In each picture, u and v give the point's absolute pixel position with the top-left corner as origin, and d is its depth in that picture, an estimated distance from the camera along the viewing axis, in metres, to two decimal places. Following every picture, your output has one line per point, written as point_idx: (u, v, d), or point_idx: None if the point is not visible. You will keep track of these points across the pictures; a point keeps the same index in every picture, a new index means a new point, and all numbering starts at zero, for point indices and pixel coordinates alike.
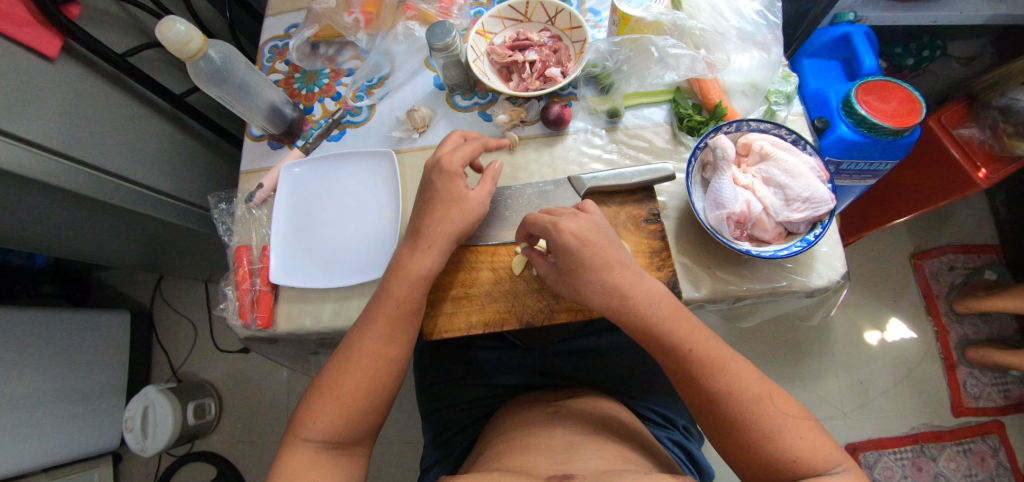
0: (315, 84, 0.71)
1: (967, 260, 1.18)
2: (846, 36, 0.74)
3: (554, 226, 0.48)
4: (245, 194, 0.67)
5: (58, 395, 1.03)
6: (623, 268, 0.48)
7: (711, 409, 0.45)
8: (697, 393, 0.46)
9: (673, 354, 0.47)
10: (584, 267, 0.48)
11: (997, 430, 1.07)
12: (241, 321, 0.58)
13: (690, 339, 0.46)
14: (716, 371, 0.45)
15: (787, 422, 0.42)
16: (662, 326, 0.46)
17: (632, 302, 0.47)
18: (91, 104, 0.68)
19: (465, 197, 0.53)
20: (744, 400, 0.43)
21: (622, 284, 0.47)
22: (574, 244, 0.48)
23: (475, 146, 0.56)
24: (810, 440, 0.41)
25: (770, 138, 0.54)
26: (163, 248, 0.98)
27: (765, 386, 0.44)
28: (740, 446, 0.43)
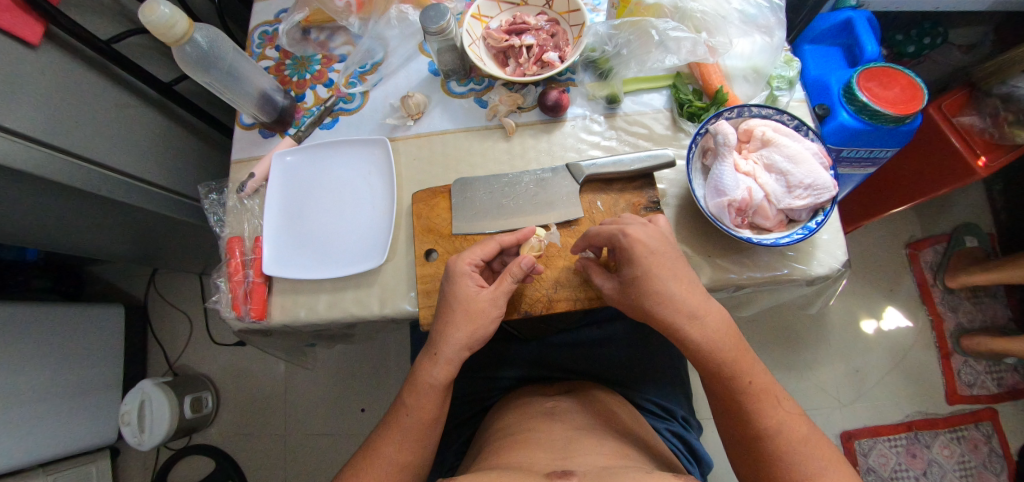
0: (307, 71, 0.69)
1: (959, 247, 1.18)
2: (848, 21, 0.71)
3: (625, 234, 0.47)
4: (236, 183, 0.65)
5: (52, 390, 1.01)
6: (671, 281, 0.46)
7: (755, 444, 0.46)
8: (744, 427, 0.46)
9: (731, 385, 0.47)
10: (641, 277, 0.46)
11: (990, 418, 1.08)
12: (234, 313, 0.57)
13: (751, 371, 0.47)
14: (769, 408, 0.46)
15: (826, 468, 0.43)
16: (725, 356, 0.47)
17: (699, 329, 0.46)
18: (75, 93, 0.66)
19: (474, 298, 0.50)
20: (790, 439, 0.44)
21: (694, 305, 0.46)
22: (643, 252, 0.46)
23: (489, 247, 0.52)
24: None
25: (772, 124, 0.53)
26: (155, 241, 0.96)
27: (811, 431, 0.46)
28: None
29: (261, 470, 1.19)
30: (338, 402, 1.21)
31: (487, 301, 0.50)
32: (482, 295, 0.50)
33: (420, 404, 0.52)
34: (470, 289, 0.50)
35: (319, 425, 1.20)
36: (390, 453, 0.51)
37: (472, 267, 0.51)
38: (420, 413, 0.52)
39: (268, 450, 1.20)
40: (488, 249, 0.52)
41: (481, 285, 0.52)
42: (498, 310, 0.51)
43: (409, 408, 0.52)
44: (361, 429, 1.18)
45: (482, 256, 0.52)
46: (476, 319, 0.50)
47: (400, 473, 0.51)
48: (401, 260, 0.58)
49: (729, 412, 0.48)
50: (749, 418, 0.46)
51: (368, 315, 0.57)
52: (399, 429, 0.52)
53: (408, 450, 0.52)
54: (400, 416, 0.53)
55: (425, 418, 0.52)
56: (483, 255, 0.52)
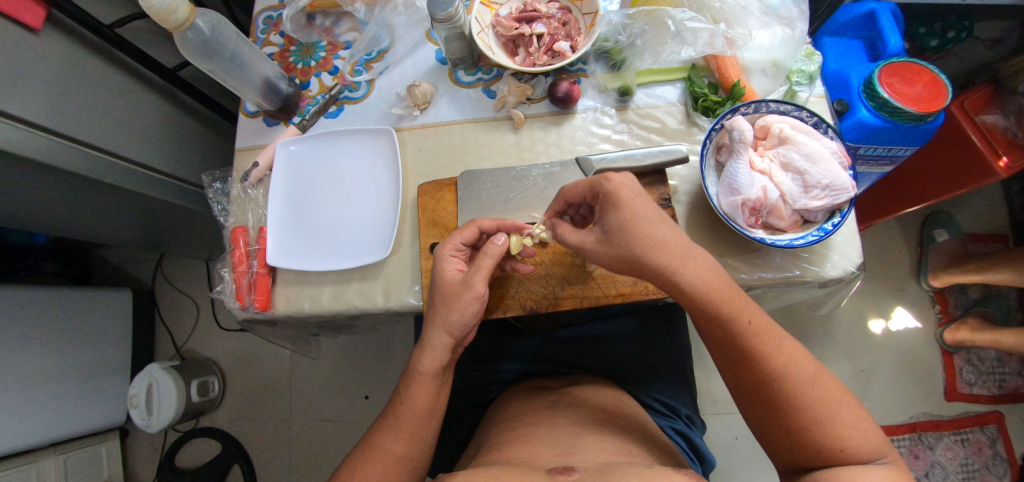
0: (312, 58, 0.68)
1: (975, 249, 1.15)
2: (873, 12, 0.68)
3: (609, 179, 0.45)
4: (240, 173, 0.64)
5: (62, 373, 1.03)
6: (661, 224, 0.43)
7: (757, 390, 0.43)
8: (748, 372, 0.43)
9: (730, 329, 0.43)
10: (628, 221, 0.43)
11: (996, 422, 1.06)
12: (238, 303, 0.57)
13: (749, 311, 0.43)
14: (773, 352, 0.42)
15: (837, 410, 0.40)
16: (720, 298, 0.43)
17: (691, 268, 0.43)
18: (78, 77, 0.65)
19: (447, 279, 0.50)
20: (796, 384, 0.41)
21: (678, 245, 0.43)
22: (630, 196, 0.44)
23: (468, 230, 0.51)
24: (857, 429, 0.40)
25: (790, 120, 0.51)
26: (160, 227, 0.96)
27: (818, 370, 0.43)
28: (787, 430, 0.41)
29: (266, 454, 1.21)
30: (342, 389, 1.22)
31: (464, 285, 0.49)
32: (461, 279, 0.50)
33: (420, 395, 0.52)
34: (448, 270, 0.50)
35: (323, 412, 1.21)
36: (391, 446, 0.51)
37: (456, 251, 0.52)
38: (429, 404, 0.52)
39: (273, 434, 1.22)
40: (472, 231, 0.52)
41: (464, 270, 0.51)
42: (476, 294, 0.49)
43: (407, 400, 0.52)
44: (365, 416, 1.19)
45: (464, 240, 0.51)
46: (454, 305, 0.49)
47: (400, 467, 0.50)
48: (406, 254, 0.58)
49: (730, 357, 0.45)
50: (753, 365, 0.43)
51: (372, 308, 0.56)
52: (396, 420, 0.52)
53: (404, 441, 0.51)
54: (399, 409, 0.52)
55: (418, 409, 0.52)
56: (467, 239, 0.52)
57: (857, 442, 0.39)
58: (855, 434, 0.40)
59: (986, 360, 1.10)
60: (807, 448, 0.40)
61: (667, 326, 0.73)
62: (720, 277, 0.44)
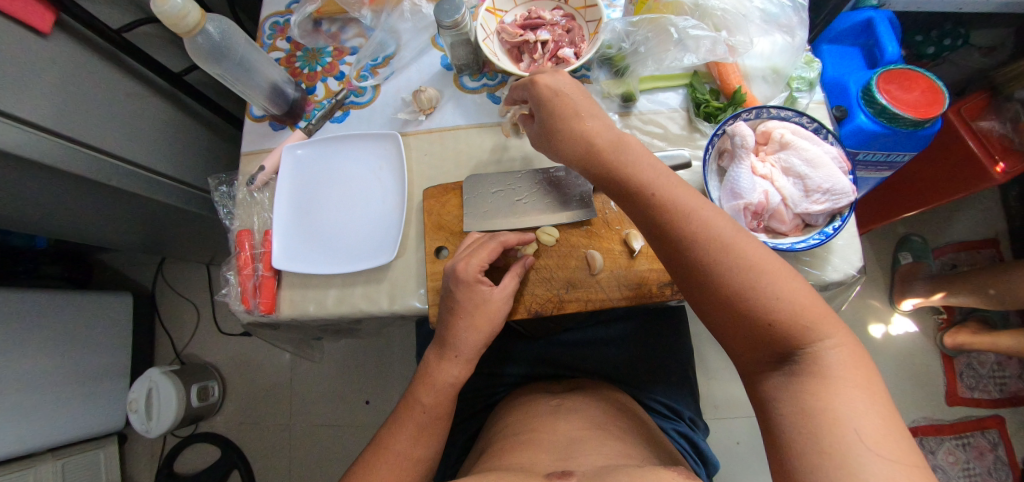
0: (318, 63, 0.69)
1: (948, 260, 1.17)
2: (869, 21, 0.70)
3: (531, 80, 0.50)
4: (246, 177, 0.65)
5: (62, 377, 1.03)
6: (573, 118, 0.47)
7: (677, 264, 0.41)
8: (668, 245, 0.41)
9: (641, 205, 0.42)
10: (554, 116, 0.48)
11: (997, 426, 1.07)
12: (243, 307, 0.57)
13: (654, 183, 0.42)
14: (686, 216, 0.40)
15: (756, 273, 0.36)
16: (625, 173, 0.44)
17: (601, 151, 0.45)
18: (85, 82, 0.65)
19: (490, 301, 0.51)
20: (710, 248, 0.38)
21: (594, 134, 0.46)
22: (548, 93, 0.49)
23: (493, 248, 0.51)
24: (790, 289, 0.36)
25: (791, 126, 0.52)
26: (163, 231, 0.97)
27: (742, 233, 0.39)
28: (718, 298, 0.38)
29: (266, 459, 1.21)
30: (343, 394, 1.22)
31: (502, 303, 0.52)
32: (496, 298, 0.51)
33: (432, 401, 0.53)
34: (492, 293, 0.51)
35: (324, 416, 1.21)
36: (402, 447, 0.52)
37: (479, 272, 0.51)
38: (434, 406, 0.53)
39: (273, 439, 1.22)
40: (491, 251, 0.51)
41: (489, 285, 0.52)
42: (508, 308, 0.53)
43: (415, 402, 0.53)
44: (366, 420, 1.19)
45: (487, 261, 0.51)
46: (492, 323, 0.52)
47: (406, 467, 0.51)
48: (411, 257, 0.58)
49: (650, 234, 0.43)
50: (666, 236, 0.41)
51: (377, 311, 0.57)
52: (413, 419, 0.53)
53: (422, 443, 0.52)
54: (410, 410, 0.53)
55: (434, 410, 0.53)
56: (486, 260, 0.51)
57: (789, 308, 0.35)
58: (785, 297, 0.35)
59: (986, 363, 1.10)
60: (738, 315, 0.37)
61: (669, 329, 0.73)
62: (643, 159, 0.44)
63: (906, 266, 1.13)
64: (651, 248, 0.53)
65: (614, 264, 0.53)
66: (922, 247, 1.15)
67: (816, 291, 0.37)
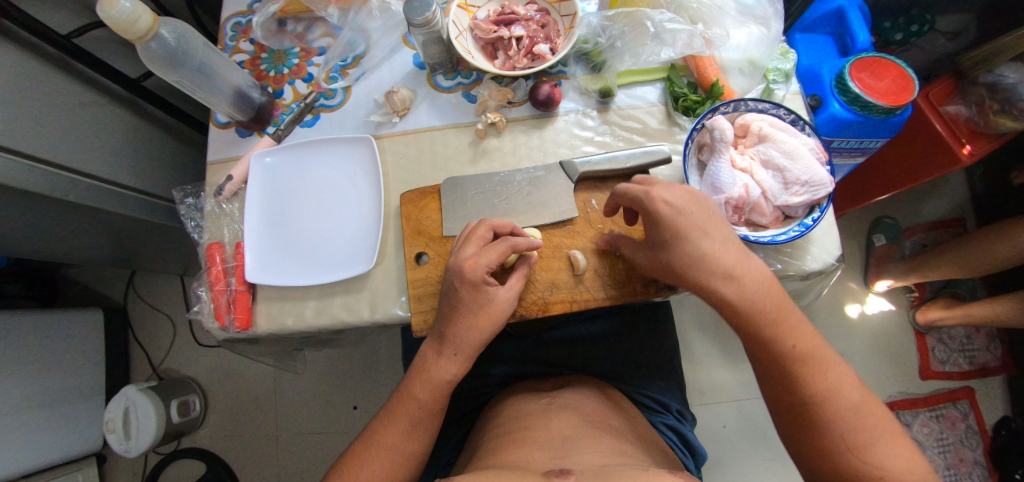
0: (284, 65, 0.66)
1: (919, 239, 1.20)
2: (841, 9, 0.70)
3: (647, 195, 0.44)
4: (213, 187, 0.62)
5: (32, 401, 0.98)
6: (702, 238, 0.43)
7: (797, 410, 0.43)
8: (788, 390, 0.44)
9: (774, 351, 0.44)
10: (671, 239, 0.44)
11: (967, 397, 1.11)
12: (217, 324, 0.55)
13: (794, 334, 0.44)
14: (817, 373, 0.43)
15: (880, 437, 0.40)
16: (764, 318, 0.44)
17: (737, 284, 0.43)
18: (32, 91, 0.61)
19: (493, 302, 0.49)
20: (837, 409, 0.41)
21: (722, 257, 0.43)
22: (669, 213, 0.43)
23: (504, 251, 0.48)
24: (901, 458, 0.40)
25: (768, 118, 0.52)
26: (130, 243, 0.92)
27: (863, 394, 0.42)
28: (822, 452, 0.42)
29: (253, 471, 1.18)
30: (329, 400, 1.20)
31: (509, 303, 0.50)
32: (504, 298, 0.49)
33: (429, 397, 0.51)
34: (496, 295, 0.49)
35: (311, 424, 1.19)
36: (395, 440, 0.51)
37: (486, 274, 0.48)
38: (428, 405, 0.52)
39: (260, 450, 1.19)
40: (501, 251, 0.48)
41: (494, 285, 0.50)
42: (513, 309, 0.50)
43: (406, 406, 0.52)
44: (354, 426, 1.17)
45: (496, 262, 0.48)
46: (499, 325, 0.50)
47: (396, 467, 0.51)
48: (391, 264, 0.56)
49: (772, 375, 0.45)
50: (793, 385, 0.43)
51: (358, 322, 0.55)
52: (403, 422, 0.52)
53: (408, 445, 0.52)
54: (406, 403, 0.52)
55: (417, 412, 0.52)
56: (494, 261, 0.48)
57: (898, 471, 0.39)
58: (896, 463, 0.39)
59: (955, 338, 1.15)
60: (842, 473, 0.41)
61: (654, 322, 0.74)
62: (783, 301, 0.44)
63: (878, 248, 1.18)
64: None
65: (596, 263, 0.53)
66: (895, 229, 1.19)
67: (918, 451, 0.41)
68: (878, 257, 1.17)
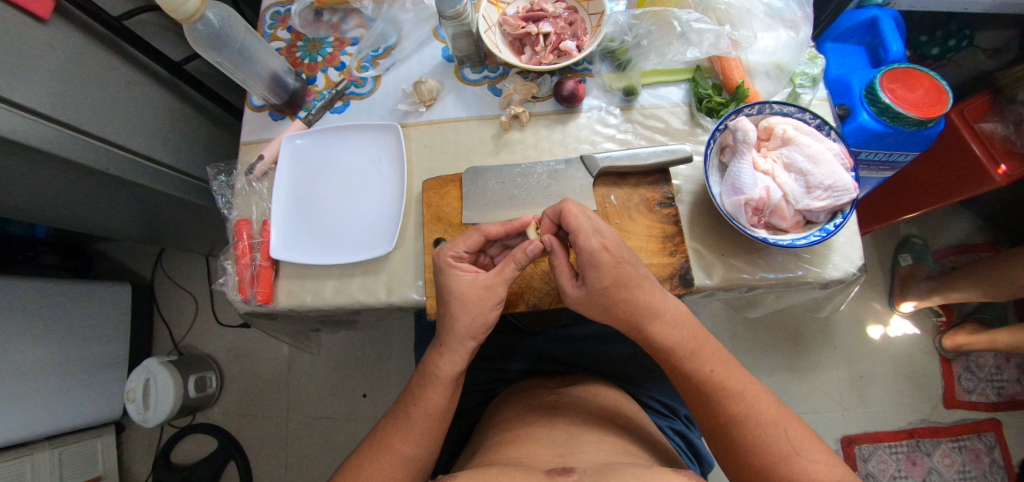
0: (319, 54, 0.68)
1: (950, 263, 1.16)
2: (874, 20, 0.69)
3: (597, 244, 0.46)
4: (245, 165, 0.65)
5: (58, 365, 1.03)
6: (636, 289, 0.47)
7: (725, 429, 0.45)
8: (712, 415, 0.46)
9: (694, 377, 0.47)
10: (611, 286, 0.46)
11: (993, 429, 1.07)
12: (240, 296, 0.57)
13: (709, 359, 0.48)
14: (733, 396, 0.46)
15: (801, 449, 0.42)
16: (683, 349, 0.48)
17: (655, 329, 0.48)
18: (85, 70, 0.65)
19: (468, 284, 0.50)
20: (758, 424, 0.44)
21: (651, 302, 0.47)
22: (609, 261, 0.46)
23: (472, 238, 0.50)
24: (823, 464, 0.42)
25: (794, 122, 0.52)
26: (162, 221, 0.96)
27: (779, 410, 0.45)
28: (754, 470, 0.43)
29: (263, 452, 1.20)
30: (341, 387, 1.22)
31: (486, 288, 0.50)
32: (479, 287, 0.50)
33: (423, 387, 0.53)
34: (465, 277, 0.50)
35: (321, 409, 1.21)
36: (400, 445, 0.51)
37: (457, 258, 0.51)
38: (431, 407, 0.52)
39: (270, 431, 1.21)
40: (473, 240, 0.51)
41: (476, 271, 0.51)
42: (495, 296, 0.50)
43: (415, 392, 0.53)
44: (363, 413, 1.19)
45: (468, 248, 0.51)
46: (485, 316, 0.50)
47: (408, 462, 0.50)
48: (410, 249, 0.58)
49: (696, 403, 0.48)
50: (714, 407, 0.46)
51: (375, 303, 0.56)
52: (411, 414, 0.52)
53: (412, 442, 0.51)
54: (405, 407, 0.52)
55: (425, 400, 0.52)
56: (466, 246, 0.51)
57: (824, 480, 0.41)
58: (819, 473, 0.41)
59: (984, 367, 1.10)
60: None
61: None
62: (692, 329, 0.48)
63: (905, 267, 1.14)
64: (649, 243, 0.53)
65: None
66: (925, 250, 1.15)
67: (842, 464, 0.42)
68: (904, 277, 1.13)
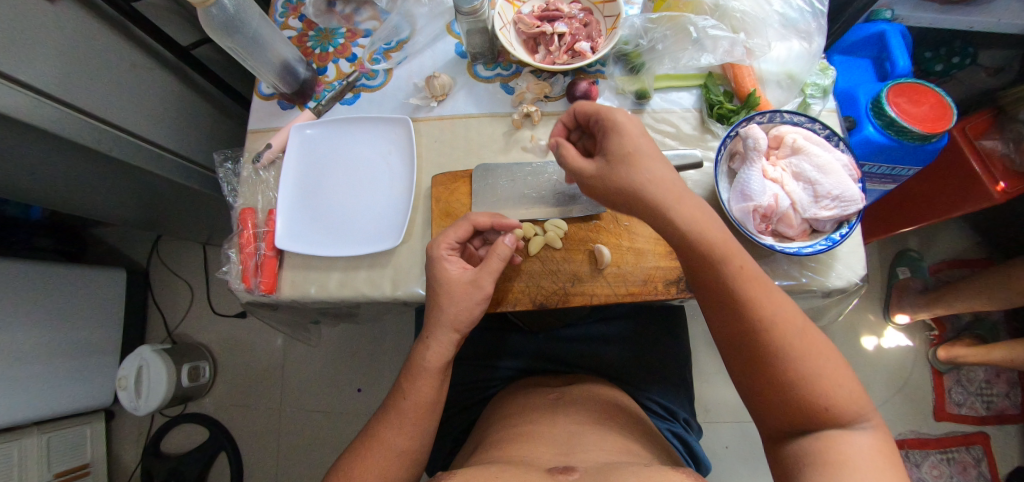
0: (330, 44, 0.68)
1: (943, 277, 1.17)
2: (883, 34, 0.70)
3: (623, 115, 0.46)
4: (252, 153, 0.64)
5: (50, 349, 1.01)
6: (644, 166, 0.44)
7: (745, 340, 0.42)
8: (733, 324, 0.43)
9: (721, 280, 0.43)
10: (632, 157, 0.44)
11: (981, 442, 1.08)
12: (243, 285, 0.56)
13: (740, 256, 0.43)
14: (763, 302, 0.41)
15: (825, 368, 0.40)
16: (714, 242, 0.43)
17: (681, 210, 0.43)
18: (92, 51, 0.64)
19: (452, 278, 0.51)
20: (787, 335, 0.40)
21: (675, 189, 0.44)
22: (624, 135, 0.45)
23: (463, 227, 0.52)
24: (844, 388, 0.39)
25: (803, 131, 0.52)
26: (160, 207, 0.95)
27: (804, 322, 0.42)
28: (773, 386, 0.41)
29: (254, 443, 1.20)
30: (336, 381, 1.22)
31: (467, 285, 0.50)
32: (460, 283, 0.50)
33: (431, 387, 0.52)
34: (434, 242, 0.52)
35: (315, 403, 1.20)
36: (398, 437, 0.51)
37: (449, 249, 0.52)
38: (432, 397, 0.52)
39: (263, 423, 1.21)
40: (463, 229, 0.52)
41: (463, 266, 0.52)
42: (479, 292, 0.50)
43: (415, 382, 0.53)
44: (356, 408, 1.19)
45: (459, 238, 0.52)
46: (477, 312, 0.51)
47: (405, 450, 0.50)
48: (417, 243, 0.58)
49: (721, 306, 0.43)
50: (742, 312, 0.42)
51: (379, 296, 0.56)
52: (411, 407, 0.52)
53: (413, 435, 0.51)
54: (407, 399, 0.52)
55: (428, 394, 0.52)
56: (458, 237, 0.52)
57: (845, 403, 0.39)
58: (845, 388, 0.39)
59: (974, 381, 1.12)
60: (789, 402, 0.40)
61: (669, 329, 0.73)
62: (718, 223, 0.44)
63: (900, 280, 1.15)
64: (656, 246, 0.53)
65: (621, 262, 0.53)
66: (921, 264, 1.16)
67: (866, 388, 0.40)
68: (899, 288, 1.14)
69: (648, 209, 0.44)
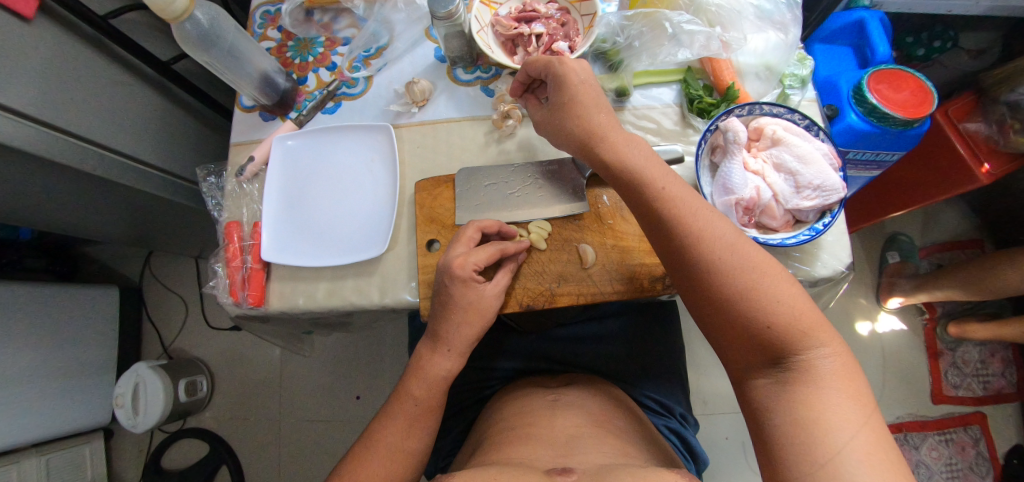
0: (309, 53, 0.68)
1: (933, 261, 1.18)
2: (862, 21, 0.70)
3: (560, 63, 0.50)
4: (235, 167, 0.64)
5: (45, 371, 1.01)
6: (582, 108, 0.49)
7: (680, 261, 0.43)
8: (670, 250, 0.44)
9: (648, 205, 0.45)
10: (568, 102, 0.49)
11: (979, 422, 1.09)
12: (231, 299, 0.56)
13: (663, 180, 0.45)
14: (687, 220, 0.43)
15: (759, 277, 0.39)
16: (638, 171, 0.46)
17: (609, 143, 0.47)
18: (70, 69, 0.64)
19: (482, 297, 0.51)
20: (716, 249, 0.41)
21: (604, 127, 0.48)
22: (565, 81, 0.50)
23: (491, 252, 0.50)
24: (789, 297, 0.38)
25: (783, 123, 0.52)
26: (149, 223, 0.95)
27: (735, 236, 0.42)
28: (712, 301, 0.41)
29: (255, 455, 1.19)
30: (334, 390, 1.21)
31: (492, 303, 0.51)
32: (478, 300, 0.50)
33: (423, 393, 0.52)
34: (454, 258, 0.49)
35: (314, 412, 1.20)
36: (393, 446, 0.51)
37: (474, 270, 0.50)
38: (425, 403, 0.52)
39: (262, 434, 1.20)
40: (491, 254, 0.50)
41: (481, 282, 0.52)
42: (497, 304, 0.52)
43: (409, 389, 0.53)
44: (355, 415, 1.19)
45: (485, 261, 0.50)
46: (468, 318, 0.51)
47: (401, 458, 0.50)
48: (403, 250, 0.58)
49: (656, 234, 0.45)
50: (670, 232, 0.43)
51: (368, 305, 0.56)
52: (406, 416, 0.52)
53: (408, 443, 0.51)
54: (401, 407, 0.52)
55: (421, 401, 0.52)
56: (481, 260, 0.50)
57: (787, 319, 0.38)
58: (786, 303, 0.38)
59: (970, 362, 1.13)
60: (731, 316, 0.40)
61: (662, 325, 0.73)
62: (648, 155, 0.47)
63: (891, 264, 1.16)
64: (641, 244, 0.53)
65: (607, 260, 0.53)
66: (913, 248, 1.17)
67: (813, 302, 0.39)
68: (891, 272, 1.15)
69: (586, 149, 0.49)
